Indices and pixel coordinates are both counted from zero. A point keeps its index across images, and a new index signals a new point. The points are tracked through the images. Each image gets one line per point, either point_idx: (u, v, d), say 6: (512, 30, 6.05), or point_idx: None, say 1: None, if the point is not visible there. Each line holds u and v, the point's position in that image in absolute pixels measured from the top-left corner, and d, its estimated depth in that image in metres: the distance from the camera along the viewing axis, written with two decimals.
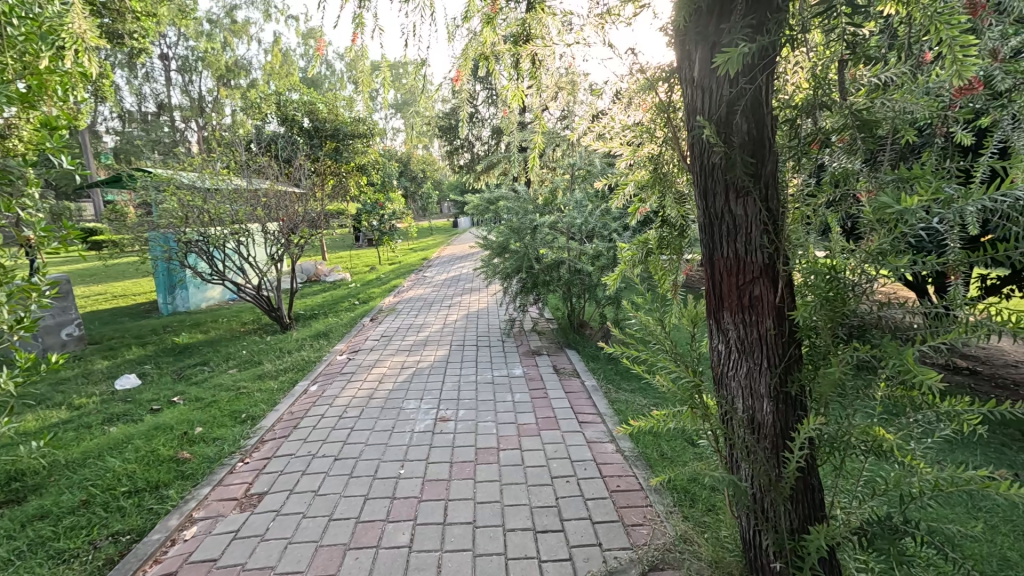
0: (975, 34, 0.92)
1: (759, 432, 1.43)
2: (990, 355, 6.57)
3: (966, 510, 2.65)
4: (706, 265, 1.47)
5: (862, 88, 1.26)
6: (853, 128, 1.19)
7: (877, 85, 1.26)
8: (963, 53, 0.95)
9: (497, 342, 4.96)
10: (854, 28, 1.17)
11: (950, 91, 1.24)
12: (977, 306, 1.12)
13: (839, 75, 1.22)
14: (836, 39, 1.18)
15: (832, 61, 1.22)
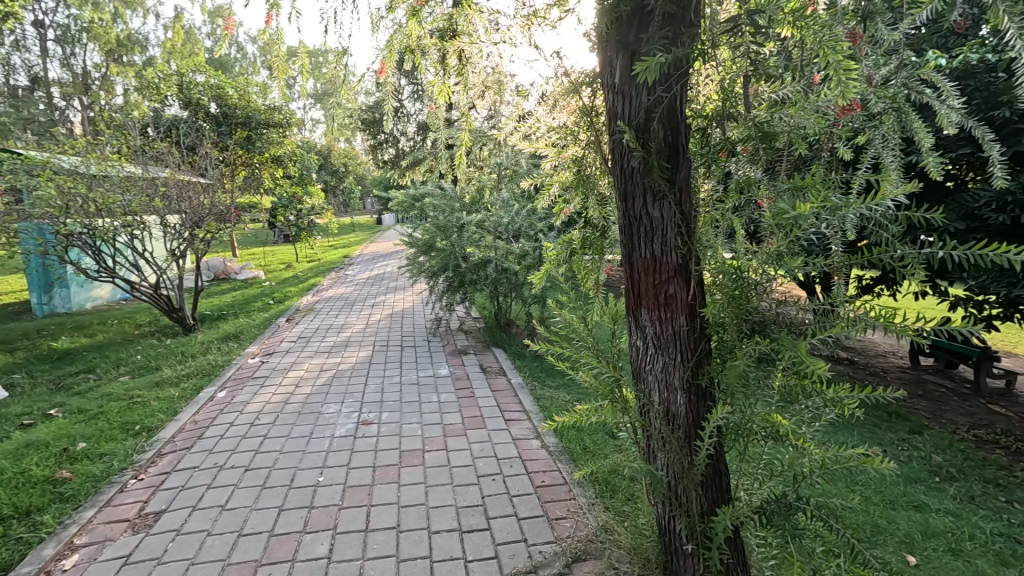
0: (856, 60, 1.04)
1: (673, 422, 1.51)
2: (865, 346, 7.48)
3: (846, 486, 2.99)
4: (626, 265, 1.53)
5: (764, 103, 1.36)
6: (757, 140, 1.30)
7: (776, 100, 1.36)
8: (846, 76, 1.07)
9: (423, 341, 4.87)
10: (757, 47, 1.27)
11: (836, 110, 1.38)
12: (856, 303, 1.26)
13: (744, 89, 1.33)
14: (741, 56, 1.27)
15: (738, 76, 1.31)
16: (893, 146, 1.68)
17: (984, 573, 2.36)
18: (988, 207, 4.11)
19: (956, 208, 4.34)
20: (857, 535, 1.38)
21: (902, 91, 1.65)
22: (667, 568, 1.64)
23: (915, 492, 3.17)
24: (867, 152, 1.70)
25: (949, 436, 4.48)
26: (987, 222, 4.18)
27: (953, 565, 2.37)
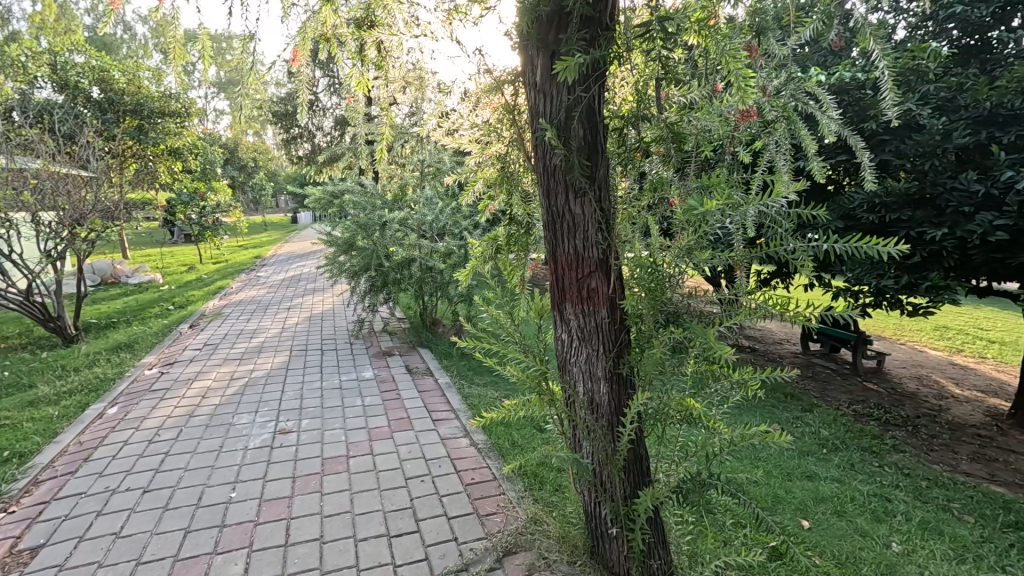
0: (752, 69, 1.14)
1: (597, 411, 1.57)
2: (764, 334, 8.22)
3: (750, 461, 3.28)
4: (550, 260, 1.57)
5: (674, 106, 1.45)
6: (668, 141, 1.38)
7: (685, 104, 1.45)
8: (744, 83, 1.17)
9: (344, 344, 4.68)
10: (667, 53, 1.35)
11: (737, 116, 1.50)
12: (754, 293, 1.37)
13: (656, 92, 1.41)
14: (653, 61, 1.34)
15: (649, 80, 1.39)
16: (784, 151, 1.81)
17: (862, 529, 2.68)
18: (861, 207, 4.67)
19: (836, 209, 4.89)
20: (759, 504, 1.51)
21: (791, 102, 1.79)
22: (594, 553, 1.70)
23: (806, 463, 3.54)
24: (762, 156, 1.85)
25: (833, 412, 5.03)
26: (860, 221, 4.76)
27: (838, 524, 2.67)
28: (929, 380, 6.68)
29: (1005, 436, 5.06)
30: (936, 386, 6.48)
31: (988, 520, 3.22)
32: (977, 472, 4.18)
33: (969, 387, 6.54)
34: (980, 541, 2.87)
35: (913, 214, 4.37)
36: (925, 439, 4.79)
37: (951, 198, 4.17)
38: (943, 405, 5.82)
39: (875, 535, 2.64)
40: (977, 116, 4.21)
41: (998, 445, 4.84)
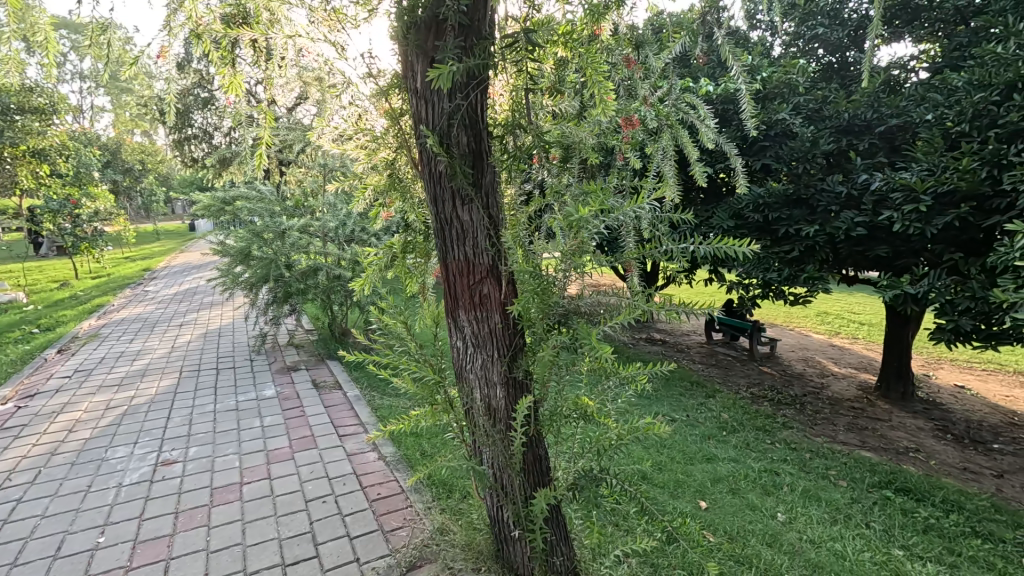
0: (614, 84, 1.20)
1: (496, 416, 1.58)
2: (672, 328, 8.76)
3: (656, 450, 3.46)
4: (441, 267, 1.56)
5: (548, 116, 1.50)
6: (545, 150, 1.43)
7: (561, 113, 1.51)
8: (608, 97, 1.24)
9: (244, 361, 4.36)
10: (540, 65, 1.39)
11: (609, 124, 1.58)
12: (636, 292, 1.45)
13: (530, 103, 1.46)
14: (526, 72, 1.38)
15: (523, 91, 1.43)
16: (670, 157, 1.93)
17: (752, 503, 2.93)
18: (747, 207, 5.11)
19: (726, 209, 5.32)
20: (647, 493, 1.60)
21: (674, 111, 1.91)
22: (499, 557, 1.71)
23: (706, 446, 3.80)
24: (653, 163, 1.94)
25: (732, 397, 5.45)
26: (746, 220, 5.20)
27: (732, 501, 2.90)
28: (812, 361, 7.44)
29: (872, 407, 5.75)
30: (818, 366, 7.24)
31: (858, 482, 3.64)
32: (850, 441, 4.72)
33: (844, 365, 7.37)
34: (850, 502, 3.24)
35: (790, 213, 4.85)
36: (809, 414, 5.33)
37: (821, 199, 4.68)
38: (824, 383, 6.51)
39: (763, 508, 2.89)
40: (838, 126, 4.76)
41: (867, 415, 5.49)
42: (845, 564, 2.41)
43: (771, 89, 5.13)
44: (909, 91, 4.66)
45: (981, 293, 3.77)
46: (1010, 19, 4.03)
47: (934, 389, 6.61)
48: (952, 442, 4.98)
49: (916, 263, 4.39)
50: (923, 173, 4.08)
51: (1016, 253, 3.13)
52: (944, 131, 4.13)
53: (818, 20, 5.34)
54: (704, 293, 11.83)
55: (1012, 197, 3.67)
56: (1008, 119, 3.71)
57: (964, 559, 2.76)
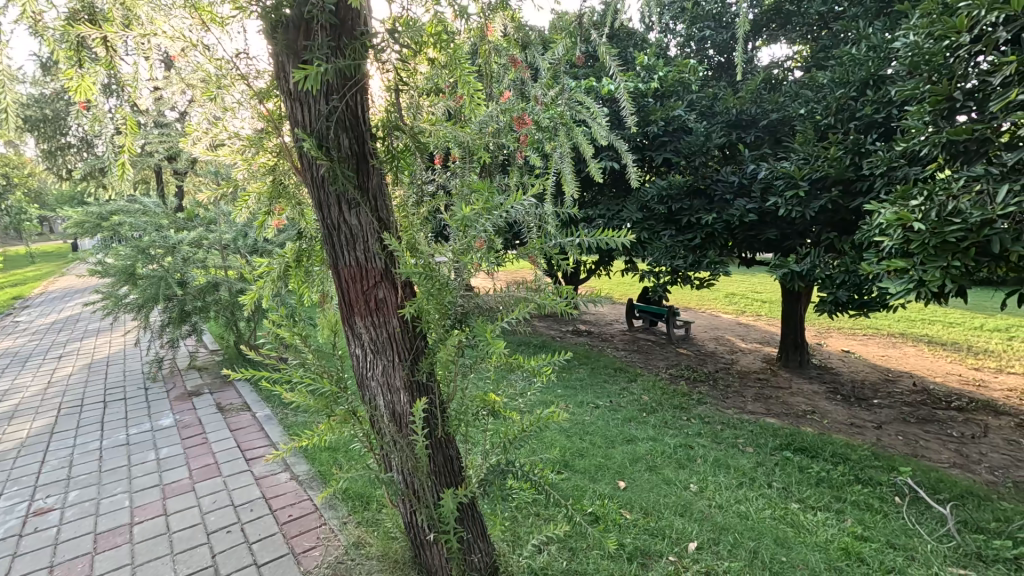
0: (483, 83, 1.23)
1: (402, 422, 1.57)
2: (595, 319, 9.08)
3: (578, 438, 3.59)
4: (333, 275, 1.52)
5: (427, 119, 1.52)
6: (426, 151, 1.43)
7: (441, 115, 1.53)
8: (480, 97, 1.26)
9: (137, 390, 3.98)
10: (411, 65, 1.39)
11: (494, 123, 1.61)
12: (534, 286, 1.47)
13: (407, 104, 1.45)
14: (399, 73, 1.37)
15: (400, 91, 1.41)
16: (565, 155, 1.99)
17: (667, 477, 3.11)
18: (652, 199, 5.39)
19: (633, 202, 5.59)
20: (551, 481, 1.65)
21: (567, 109, 1.96)
22: (416, 563, 1.70)
23: (626, 429, 3.98)
24: (552, 162, 1.98)
25: (651, 379, 5.75)
26: (652, 212, 5.50)
27: (649, 478, 3.06)
28: (722, 340, 8.02)
29: (774, 377, 6.29)
30: (727, 344, 7.81)
31: (762, 447, 3.97)
32: (756, 410, 5.13)
33: (749, 341, 8.00)
34: (755, 466, 3.53)
35: (691, 203, 5.19)
36: (721, 389, 5.75)
37: (717, 189, 5.07)
38: (732, 359, 7.04)
39: (677, 481, 3.07)
40: (727, 121, 5.16)
41: (770, 385, 6.00)
42: (748, 523, 2.63)
43: (667, 87, 5.45)
44: (785, 89, 5.14)
45: (852, 266, 4.24)
46: (861, 24, 4.56)
47: (824, 355, 7.35)
48: (839, 402, 5.56)
49: (799, 243, 4.87)
50: (800, 162, 4.51)
51: (875, 230, 3.56)
52: (815, 124, 4.60)
53: (706, 22, 5.66)
54: (624, 283, 12.37)
55: (871, 181, 4.17)
56: (863, 112, 4.20)
57: (847, 503, 3.11)
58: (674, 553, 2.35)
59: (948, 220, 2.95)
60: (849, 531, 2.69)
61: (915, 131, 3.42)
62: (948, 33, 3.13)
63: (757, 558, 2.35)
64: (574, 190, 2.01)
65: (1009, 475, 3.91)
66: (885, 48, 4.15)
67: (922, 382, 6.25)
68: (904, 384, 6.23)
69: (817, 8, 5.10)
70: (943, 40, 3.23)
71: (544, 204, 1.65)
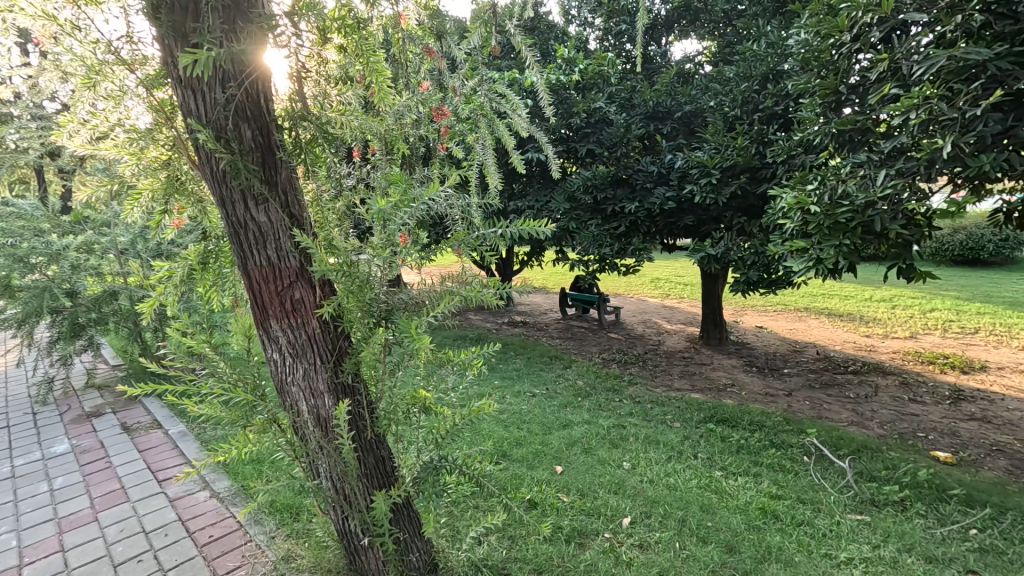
0: (393, 71, 1.20)
1: (327, 427, 1.50)
2: (530, 310, 9.23)
3: (516, 428, 3.63)
4: (242, 276, 1.42)
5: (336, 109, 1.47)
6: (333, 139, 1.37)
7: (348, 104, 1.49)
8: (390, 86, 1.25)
9: (24, 416, 3.55)
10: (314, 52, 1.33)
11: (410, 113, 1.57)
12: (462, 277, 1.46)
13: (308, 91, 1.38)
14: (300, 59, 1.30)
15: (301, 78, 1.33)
16: (486, 146, 1.97)
17: (602, 458, 3.22)
18: (579, 189, 5.52)
19: (560, 193, 5.70)
20: (485, 473, 1.66)
21: (487, 100, 1.92)
22: (352, 569, 1.65)
23: (563, 414, 4.08)
24: (474, 153, 1.95)
25: (585, 364, 5.93)
26: (578, 202, 5.64)
27: (584, 460, 3.16)
28: (650, 323, 8.41)
29: (698, 355, 6.70)
30: (654, 326, 8.21)
31: (688, 420, 4.22)
32: (682, 386, 5.43)
33: (675, 323, 8.45)
34: (682, 440, 3.74)
35: (614, 193, 5.37)
36: (650, 369, 6.04)
37: (639, 178, 5.28)
38: (660, 340, 7.41)
39: (611, 460, 3.20)
40: (645, 113, 5.38)
41: (693, 362, 6.38)
42: (676, 494, 2.78)
43: (587, 80, 5.58)
44: (696, 82, 5.41)
45: (760, 248, 4.58)
46: (761, 22, 4.90)
47: (741, 332, 7.91)
48: (754, 374, 6.02)
49: (714, 228, 5.19)
50: (712, 151, 4.79)
51: (778, 213, 3.86)
52: (723, 115, 4.89)
53: (621, 18, 5.85)
54: (556, 273, 12.62)
55: (773, 168, 4.51)
56: (765, 104, 4.52)
57: (764, 466, 3.37)
58: (610, 530, 2.44)
59: (839, 202, 3.24)
60: (766, 491, 2.93)
61: (809, 121, 3.73)
62: (833, 32, 3.44)
63: (686, 526, 2.50)
64: (497, 182, 2.01)
65: (895, 428, 4.42)
66: (781, 45, 4.49)
67: (824, 351, 6.89)
68: (809, 353, 6.84)
69: (722, 6, 5.41)
70: (829, 38, 3.54)
71: (466, 195, 1.64)
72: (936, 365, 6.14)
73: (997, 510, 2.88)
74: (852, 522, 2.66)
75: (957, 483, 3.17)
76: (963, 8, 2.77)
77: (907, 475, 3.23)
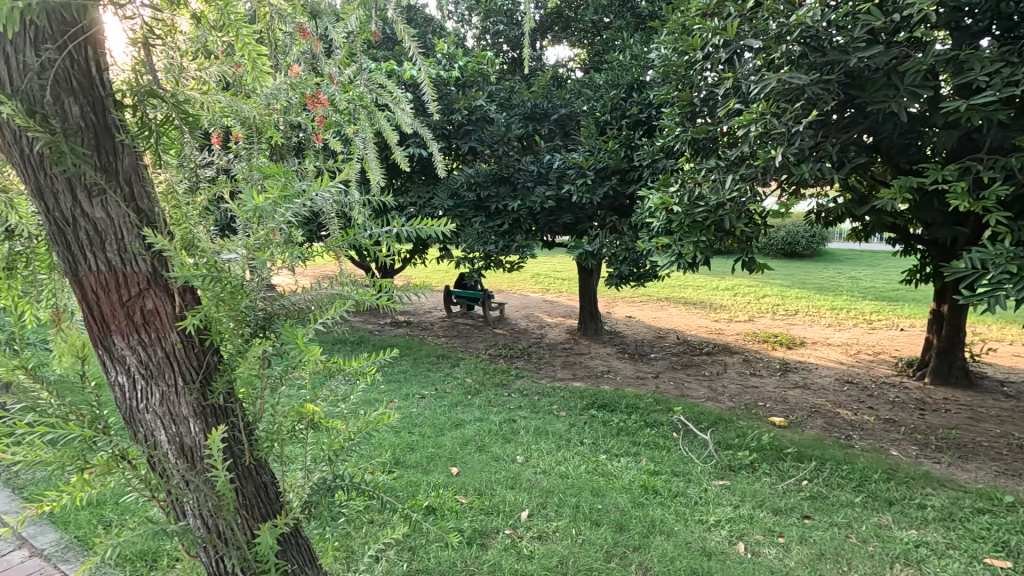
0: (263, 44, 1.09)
1: (194, 456, 1.30)
2: (414, 309, 9.04)
3: (408, 432, 3.52)
4: (71, 284, 1.16)
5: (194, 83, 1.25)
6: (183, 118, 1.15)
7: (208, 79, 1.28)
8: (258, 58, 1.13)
9: None
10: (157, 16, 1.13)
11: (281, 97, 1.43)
12: (355, 281, 1.35)
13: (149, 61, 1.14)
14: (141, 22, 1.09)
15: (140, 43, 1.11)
16: (369, 141, 1.85)
17: (495, 454, 3.24)
18: (462, 187, 5.49)
19: (444, 189, 5.64)
20: (382, 488, 1.56)
21: (367, 91, 1.80)
22: None
23: (454, 414, 4.04)
24: (356, 148, 1.83)
25: (473, 361, 5.95)
26: (462, 199, 5.62)
27: (479, 458, 3.16)
28: (532, 317, 8.71)
29: (577, 345, 7.09)
30: (537, 320, 8.52)
31: (573, 409, 4.43)
32: (565, 376, 5.70)
33: (555, 316, 8.85)
34: (569, 428, 3.92)
35: (497, 191, 5.44)
36: (535, 362, 6.24)
37: (520, 177, 5.41)
38: (542, 333, 7.71)
39: (505, 455, 3.23)
40: (524, 114, 5.55)
41: (574, 353, 6.73)
42: (568, 481, 2.90)
43: (467, 77, 5.59)
44: (570, 86, 5.69)
45: (631, 245, 4.96)
46: (625, 36, 5.30)
47: (614, 322, 8.54)
48: (627, 360, 6.54)
49: (590, 226, 5.51)
50: (587, 153, 5.07)
51: (646, 213, 4.21)
52: (596, 119, 5.21)
53: (498, 18, 5.96)
54: (439, 272, 12.54)
55: (640, 171, 4.91)
56: (631, 111, 4.90)
57: (641, 446, 3.66)
58: (509, 526, 2.47)
59: (695, 203, 3.63)
60: (645, 469, 3.18)
61: (669, 129, 4.12)
62: (688, 50, 3.82)
63: (579, 511, 2.61)
64: (379, 178, 1.90)
65: (741, 400, 5.09)
66: (643, 58, 4.90)
67: (684, 336, 7.71)
68: (671, 339, 7.61)
69: (590, 17, 5.74)
70: (684, 55, 3.93)
71: (352, 191, 1.51)
72: (769, 343, 7.22)
73: (820, 462, 3.45)
74: (717, 488, 3.00)
75: (791, 442, 3.74)
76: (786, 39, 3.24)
77: (754, 440, 3.74)
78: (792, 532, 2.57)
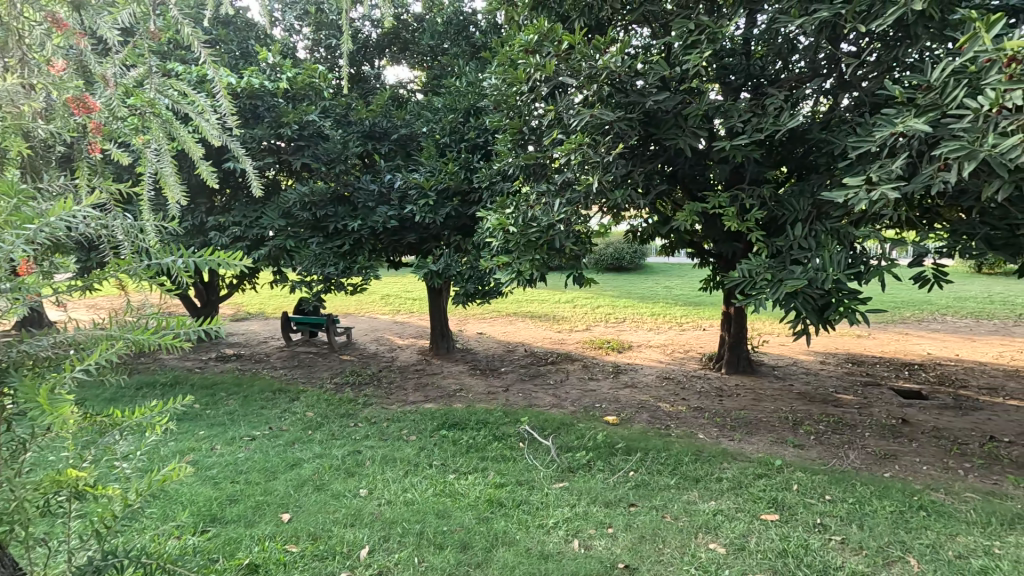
0: None
1: None
2: (246, 340, 8.16)
3: (230, 481, 3.13)
4: None
5: None
6: None
7: None
8: None
9: None
10: None
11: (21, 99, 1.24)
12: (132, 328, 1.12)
13: None
14: None
15: None
16: (161, 155, 1.58)
17: (336, 491, 3.02)
18: (295, 205, 5.13)
19: (274, 209, 5.23)
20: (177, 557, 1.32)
21: (158, 97, 1.54)
22: None
23: (290, 453, 3.68)
24: (144, 163, 1.59)
25: (316, 392, 5.53)
26: (296, 218, 5.23)
27: (315, 498, 2.92)
28: (382, 339, 8.42)
29: (429, 365, 7.02)
30: (386, 343, 8.25)
31: (424, 431, 4.36)
32: (416, 399, 5.58)
33: (405, 337, 8.67)
34: (418, 451, 3.85)
35: (335, 211, 5.18)
36: (385, 386, 6.02)
37: (360, 197, 5.23)
38: (393, 356, 7.48)
39: (347, 491, 3.04)
40: (363, 132, 5.40)
41: (425, 373, 6.65)
42: (414, 508, 2.83)
43: (297, 90, 5.21)
44: (409, 107, 5.70)
45: (474, 264, 5.10)
46: (460, 64, 5.52)
47: (466, 339, 8.66)
48: (478, 376, 6.66)
49: (435, 246, 5.53)
50: (428, 174, 5.10)
51: (485, 233, 4.37)
52: (435, 141, 5.29)
53: (330, 32, 5.74)
54: (278, 297, 11.53)
55: (479, 193, 5.09)
56: (469, 135, 5.08)
57: (489, 460, 3.74)
58: (347, 567, 2.32)
59: (529, 224, 3.88)
60: (491, 482, 3.25)
61: (504, 154, 4.37)
62: (515, 82, 4.10)
63: (423, 538, 2.56)
64: (179, 197, 1.63)
65: (581, 403, 5.53)
66: (477, 86, 5.13)
67: (531, 348, 8.14)
68: (519, 352, 7.97)
69: (427, 41, 5.84)
70: (513, 87, 4.21)
71: (126, 212, 1.30)
72: (603, 349, 7.97)
73: (645, 452, 3.89)
74: (557, 490, 3.19)
75: (621, 438, 4.15)
76: (597, 79, 3.59)
77: (590, 440, 4.07)
78: (619, 521, 2.84)
